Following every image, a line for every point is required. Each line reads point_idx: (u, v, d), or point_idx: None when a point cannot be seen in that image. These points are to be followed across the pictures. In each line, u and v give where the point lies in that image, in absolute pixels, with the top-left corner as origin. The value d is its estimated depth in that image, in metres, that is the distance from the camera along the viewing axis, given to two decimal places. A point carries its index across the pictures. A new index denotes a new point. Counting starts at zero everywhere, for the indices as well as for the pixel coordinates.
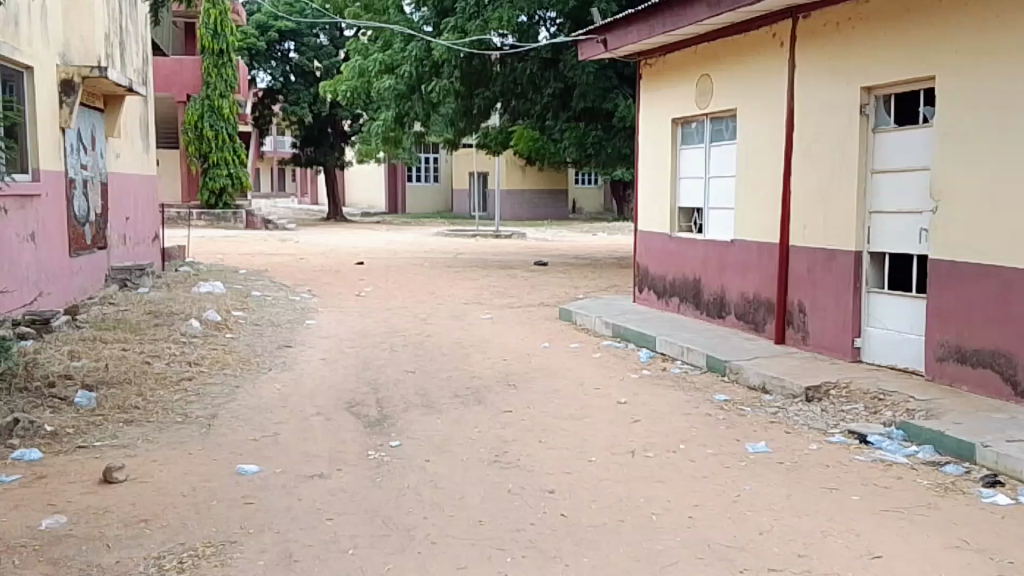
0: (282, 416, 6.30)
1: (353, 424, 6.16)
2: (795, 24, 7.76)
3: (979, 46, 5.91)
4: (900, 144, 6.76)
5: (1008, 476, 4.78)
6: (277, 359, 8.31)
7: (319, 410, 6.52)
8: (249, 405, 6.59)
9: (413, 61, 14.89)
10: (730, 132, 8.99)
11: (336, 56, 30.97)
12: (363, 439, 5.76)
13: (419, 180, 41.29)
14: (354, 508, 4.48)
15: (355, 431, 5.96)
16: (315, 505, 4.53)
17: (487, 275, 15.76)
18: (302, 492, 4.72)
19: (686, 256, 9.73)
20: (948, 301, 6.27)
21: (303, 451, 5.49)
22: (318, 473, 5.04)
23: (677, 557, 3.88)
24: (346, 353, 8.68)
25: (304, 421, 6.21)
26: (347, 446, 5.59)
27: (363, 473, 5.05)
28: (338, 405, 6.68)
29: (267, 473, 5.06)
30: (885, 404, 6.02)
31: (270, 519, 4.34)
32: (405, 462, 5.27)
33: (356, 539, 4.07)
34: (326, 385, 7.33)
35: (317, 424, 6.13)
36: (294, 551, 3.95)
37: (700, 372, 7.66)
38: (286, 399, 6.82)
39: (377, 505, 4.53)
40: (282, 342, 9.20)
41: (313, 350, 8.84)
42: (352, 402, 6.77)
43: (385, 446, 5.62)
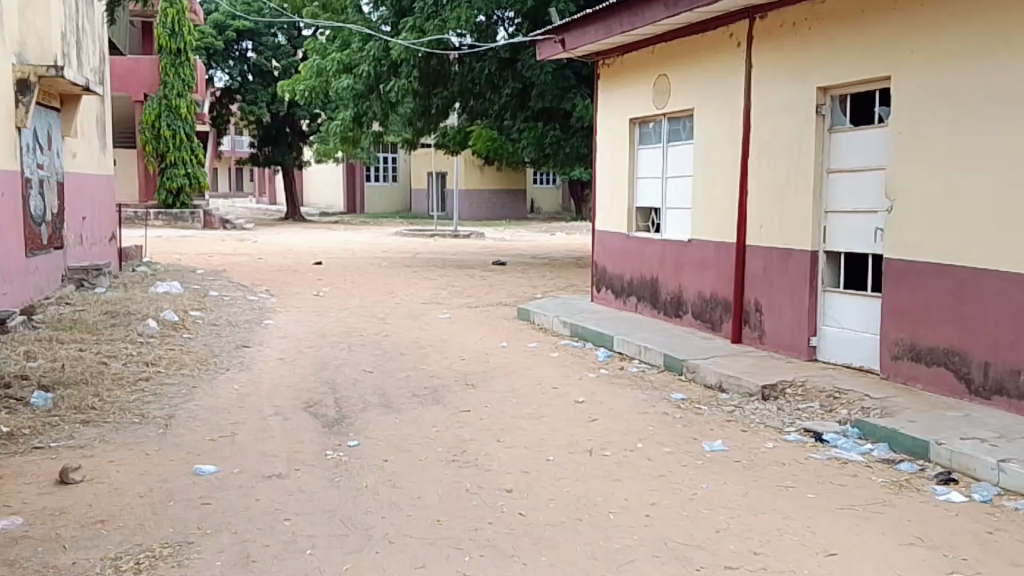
0: (239, 416, 6.17)
1: (311, 424, 6.04)
2: (751, 25, 7.79)
3: (936, 47, 5.95)
4: (855, 144, 6.81)
5: (962, 474, 4.82)
6: (235, 359, 8.16)
7: (277, 410, 6.40)
8: (207, 405, 6.45)
9: (371, 60, 14.74)
10: (687, 131, 9.00)
11: (294, 56, 30.60)
12: (321, 439, 5.65)
13: (378, 180, 40.99)
14: (312, 508, 4.38)
15: (312, 431, 5.85)
16: (272, 506, 4.42)
17: (446, 275, 15.64)
18: (259, 493, 4.61)
19: (644, 255, 9.73)
20: (903, 300, 6.33)
21: (259, 451, 5.37)
22: (275, 474, 4.93)
23: (634, 556, 3.84)
24: (304, 353, 8.54)
25: (260, 421, 6.08)
26: (303, 446, 5.48)
27: (321, 474, 4.95)
28: (295, 405, 6.55)
29: (224, 473, 4.94)
30: (840, 402, 6.05)
31: (228, 518, 4.22)
32: (362, 462, 5.17)
33: (314, 539, 3.98)
34: (282, 385, 7.19)
35: (274, 424, 6.00)
36: (252, 551, 3.84)
37: (658, 371, 7.65)
38: (243, 399, 6.68)
39: (335, 505, 4.43)
40: (241, 342, 9.04)
41: (271, 350, 8.69)
42: (309, 402, 6.65)
43: (341, 446, 5.52)
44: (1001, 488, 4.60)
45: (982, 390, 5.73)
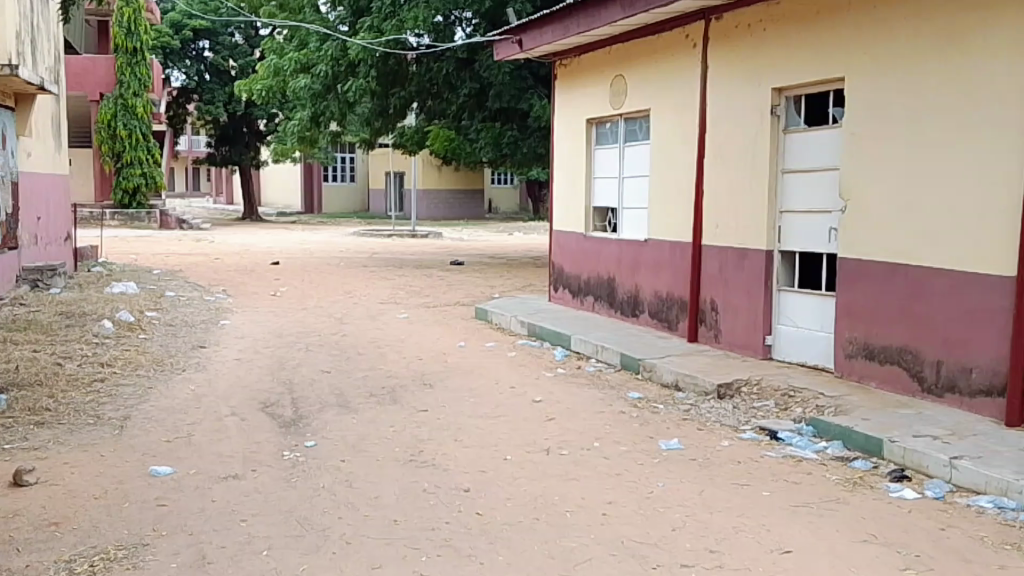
0: (194, 416, 6.05)
1: (267, 424, 5.95)
2: (707, 26, 7.84)
3: (889, 49, 6.03)
4: (809, 145, 6.88)
5: (914, 471, 4.88)
6: (192, 360, 8.01)
7: (233, 410, 6.28)
8: (162, 406, 6.31)
9: (329, 60, 14.58)
10: (644, 132, 9.03)
11: (251, 56, 30.24)
12: (278, 439, 5.55)
13: (335, 180, 40.66)
14: (269, 509, 4.30)
15: (269, 432, 5.75)
16: (229, 507, 4.33)
17: (404, 275, 15.54)
18: (215, 493, 4.51)
19: (601, 255, 9.75)
20: (857, 299, 6.40)
21: (215, 451, 5.27)
22: (231, 474, 4.83)
23: (593, 554, 3.82)
24: (261, 353, 8.42)
25: (216, 421, 5.97)
26: (259, 447, 5.38)
27: (278, 474, 4.87)
28: (252, 405, 6.45)
29: (180, 474, 4.83)
30: (794, 400, 6.10)
31: (184, 520, 4.13)
32: (319, 463, 5.09)
33: (270, 540, 3.90)
34: (238, 385, 7.07)
35: (230, 424, 5.89)
36: (208, 552, 3.76)
37: (615, 370, 7.65)
38: (199, 399, 6.56)
39: (291, 505, 4.36)
40: (197, 342, 8.88)
41: (228, 350, 8.55)
42: (266, 402, 6.55)
43: (299, 446, 5.43)
44: (953, 485, 4.66)
45: (935, 388, 5.81)
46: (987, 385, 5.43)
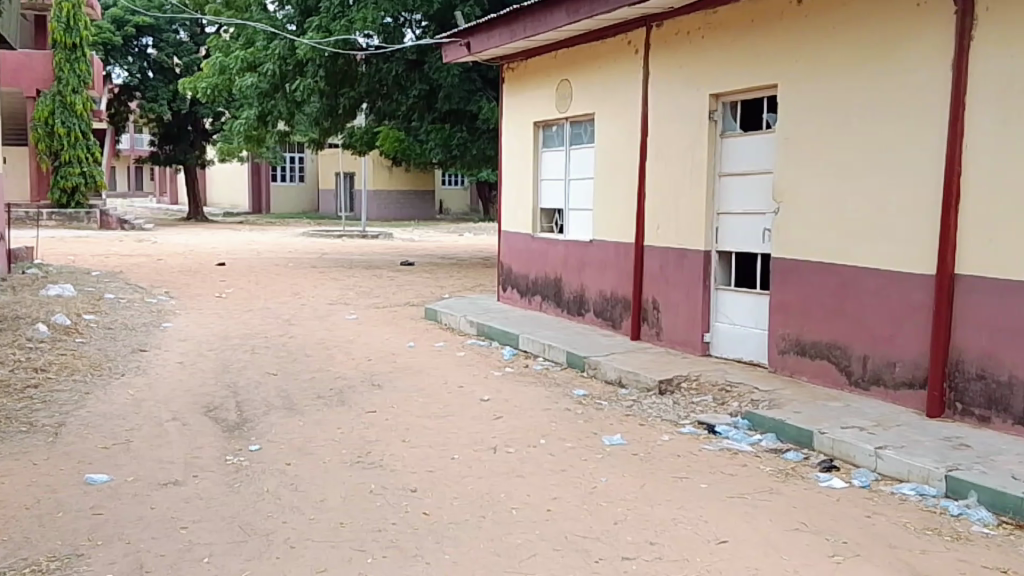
0: (133, 422, 6.08)
1: (211, 428, 6.00)
2: (649, 33, 8.05)
3: (819, 56, 6.29)
4: (745, 149, 7.12)
5: (843, 461, 5.12)
6: (130, 364, 7.99)
7: (174, 415, 6.32)
8: (99, 412, 6.32)
9: (276, 59, 14.57)
10: (589, 135, 9.23)
11: (196, 53, 29.89)
12: (221, 444, 5.61)
13: (284, 179, 40.39)
14: (210, 516, 4.36)
15: (212, 436, 5.81)
16: (168, 514, 4.39)
17: (353, 276, 15.59)
18: (154, 500, 4.57)
19: (548, 255, 9.92)
20: (789, 296, 6.66)
21: (155, 457, 5.32)
22: (172, 480, 4.89)
23: (536, 550, 3.97)
24: (204, 356, 8.42)
25: (156, 427, 6.00)
26: (202, 452, 5.44)
27: (220, 479, 4.94)
28: (194, 409, 6.49)
29: (117, 481, 4.88)
30: (731, 395, 6.33)
31: (120, 529, 4.18)
32: (263, 466, 5.17)
33: (212, 547, 3.97)
34: (180, 389, 7.09)
35: (171, 429, 5.94)
36: (145, 561, 3.82)
37: (561, 368, 7.83)
38: (139, 404, 6.58)
39: (234, 511, 4.44)
40: (136, 346, 8.85)
41: (169, 354, 8.54)
42: (209, 406, 6.59)
43: (243, 450, 5.50)
44: (878, 474, 4.90)
45: (862, 381, 6.08)
46: (910, 377, 5.71)
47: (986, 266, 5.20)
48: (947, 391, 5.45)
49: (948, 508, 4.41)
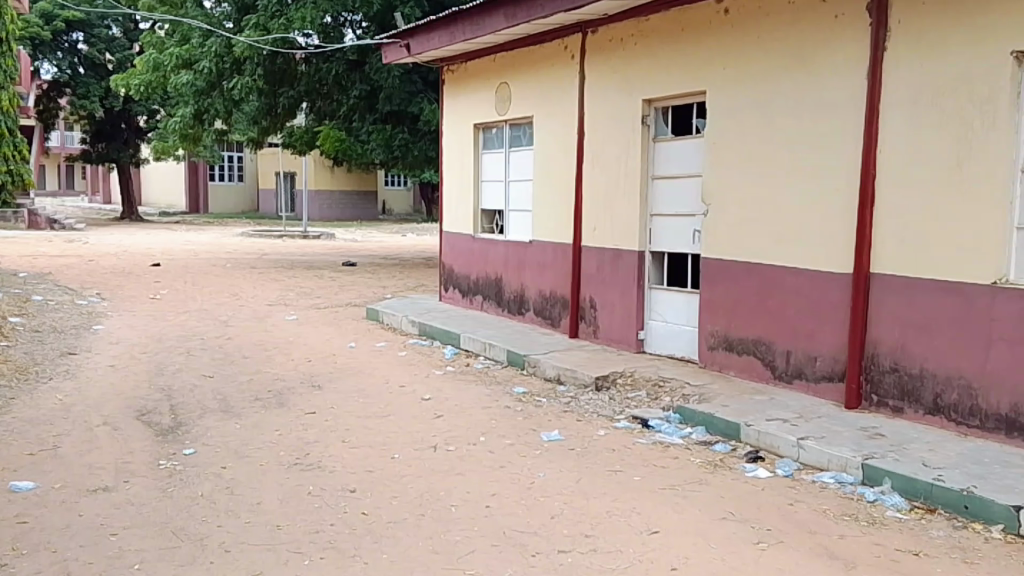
0: (62, 428, 6.07)
1: (143, 432, 6.03)
2: (584, 38, 8.26)
3: (743, 62, 6.56)
4: (676, 153, 7.38)
5: (767, 452, 5.37)
6: (58, 368, 7.94)
7: (105, 420, 6.32)
8: (25, 418, 6.29)
9: (212, 57, 14.45)
10: (527, 138, 9.42)
11: (129, 50, 29.44)
12: (153, 448, 5.65)
13: (222, 179, 39.94)
14: (141, 521, 4.39)
15: (144, 440, 5.84)
16: (98, 520, 4.41)
17: (293, 276, 15.61)
18: (83, 507, 4.59)
19: (488, 256, 10.08)
20: (717, 295, 6.92)
21: (84, 463, 5.33)
22: (101, 486, 4.91)
23: (474, 546, 4.10)
24: (136, 359, 8.40)
25: (87, 432, 6.01)
26: (134, 457, 5.46)
27: (152, 484, 4.98)
28: (126, 413, 6.49)
29: (43, 488, 4.88)
30: (664, 390, 6.56)
31: (47, 536, 4.19)
32: (197, 471, 5.22)
33: (142, 553, 3.99)
34: (112, 393, 7.08)
35: (102, 434, 5.95)
36: (72, 568, 3.83)
37: (501, 367, 7.99)
38: (68, 409, 6.56)
39: (167, 516, 4.47)
40: (64, 349, 8.77)
41: (99, 357, 8.50)
42: (141, 410, 6.60)
43: (176, 454, 5.55)
44: (800, 463, 5.16)
45: (785, 374, 6.35)
46: (830, 371, 6.00)
47: (900, 265, 5.50)
48: (864, 383, 5.76)
49: (865, 494, 4.67)
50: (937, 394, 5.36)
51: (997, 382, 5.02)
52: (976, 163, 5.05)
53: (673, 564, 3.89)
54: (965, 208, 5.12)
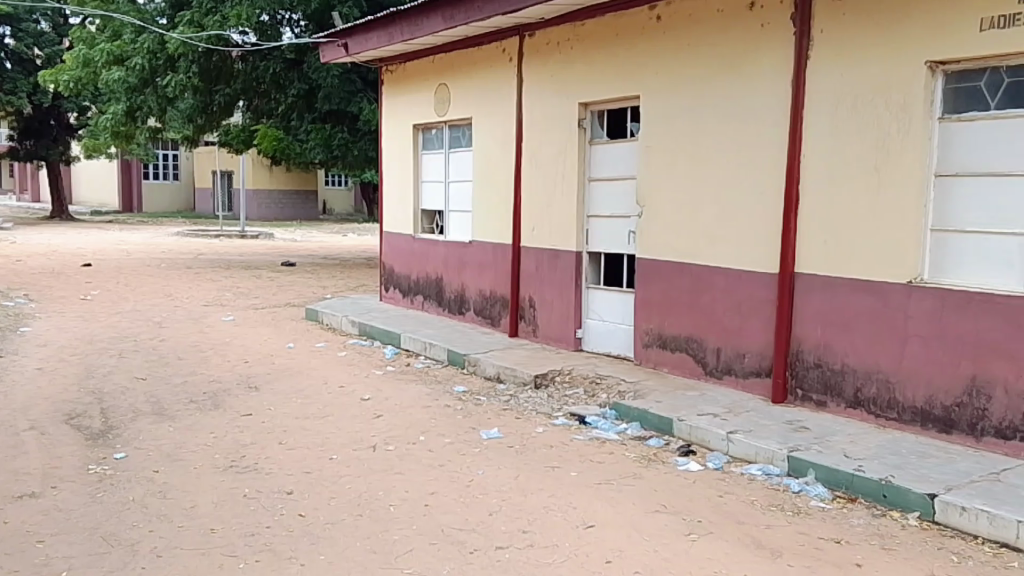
0: None
1: (73, 436, 5.97)
2: (522, 42, 8.38)
3: (674, 67, 6.74)
4: (612, 155, 7.56)
5: (699, 446, 5.56)
6: None
7: (32, 424, 6.24)
8: None
9: (145, 53, 14.27)
10: (467, 139, 9.51)
11: (58, 44, 28.75)
12: (83, 453, 5.61)
13: (156, 177, 39.20)
14: (70, 527, 4.38)
15: (73, 444, 5.79)
16: (25, 527, 4.38)
17: (230, 276, 15.47)
18: (9, 514, 4.55)
19: (428, 256, 10.14)
20: (650, 294, 7.11)
21: (11, 469, 5.27)
22: (28, 492, 4.87)
23: (412, 545, 4.17)
24: (65, 362, 8.29)
25: (14, 436, 5.94)
26: (63, 462, 5.42)
27: (81, 489, 4.95)
28: (54, 418, 6.42)
29: None
30: (601, 387, 6.71)
31: None
32: (129, 475, 5.21)
33: (71, 560, 3.98)
34: (40, 397, 6.98)
35: (30, 439, 5.88)
36: None
37: (441, 366, 8.08)
38: None
39: (97, 521, 4.47)
40: None
41: (26, 359, 8.37)
42: (71, 414, 6.52)
43: (107, 459, 5.52)
44: (730, 456, 5.36)
45: (716, 371, 6.55)
46: (758, 367, 6.21)
47: (823, 265, 5.73)
48: (790, 378, 5.99)
49: (790, 485, 4.87)
50: (858, 388, 5.60)
51: (913, 377, 5.27)
52: (893, 168, 5.28)
53: (607, 557, 4.02)
54: (882, 210, 5.36)
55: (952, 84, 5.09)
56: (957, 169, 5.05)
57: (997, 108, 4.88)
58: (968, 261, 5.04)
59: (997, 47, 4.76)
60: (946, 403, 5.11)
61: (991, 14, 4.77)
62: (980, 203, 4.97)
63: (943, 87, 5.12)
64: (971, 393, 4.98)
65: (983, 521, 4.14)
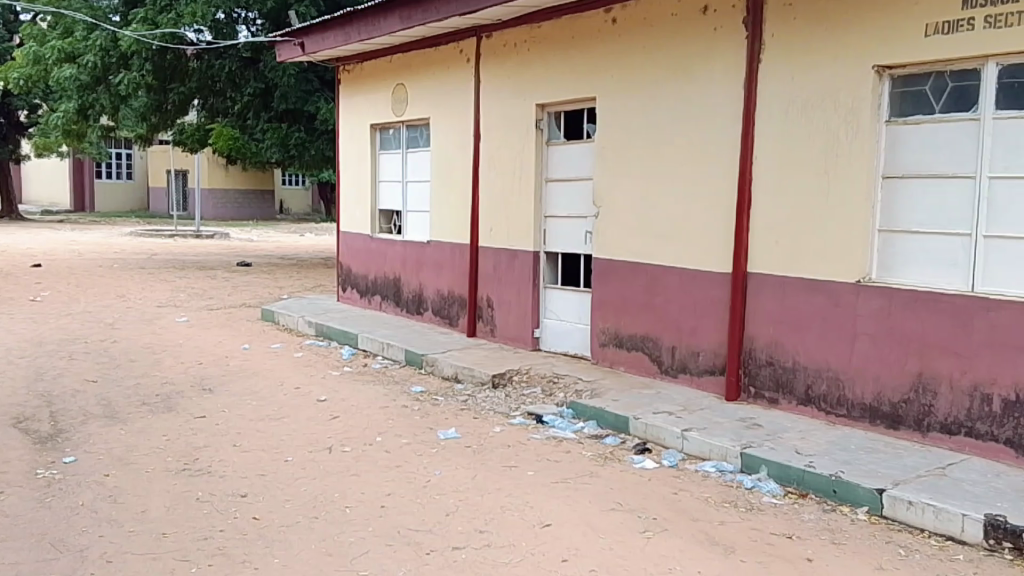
0: None
1: (21, 441, 5.87)
2: (479, 42, 8.40)
3: (630, 68, 6.80)
4: (568, 157, 7.61)
5: (654, 444, 5.62)
6: None
7: None
8: None
9: (97, 50, 14.05)
10: (424, 139, 9.50)
11: (8, 41, 28.17)
12: (31, 457, 5.52)
13: (109, 176, 38.57)
14: (18, 533, 4.31)
15: (21, 449, 5.69)
16: None
17: (185, 276, 15.29)
18: None
19: (385, 256, 10.11)
20: (606, 294, 7.17)
21: None
22: None
23: (368, 546, 4.17)
24: (13, 364, 8.13)
25: None
26: (11, 467, 5.33)
27: (29, 494, 4.87)
28: (2, 422, 6.30)
29: None
30: (558, 386, 6.75)
31: None
32: (79, 479, 5.14)
33: (18, 566, 3.93)
34: None
35: None
36: None
37: (399, 366, 8.06)
38: None
39: (45, 527, 4.40)
40: None
41: None
42: (19, 418, 6.41)
43: (56, 463, 5.43)
44: (684, 453, 5.42)
45: (671, 369, 6.63)
46: (711, 365, 6.30)
47: (774, 265, 5.83)
48: (743, 376, 6.08)
49: (743, 482, 4.95)
50: (809, 385, 5.70)
51: (862, 374, 5.38)
52: (842, 169, 5.39)
53: (563, 556, 4.05)
54: (831, 211, 5.47)
55: (898, 88, 5.21)
56: (903, 171, 5.17)
57: (941, 112, 5.00)
58: (914, 261, 5.16)
59: (941, 52, 4.88)
60: (894, 400, 5.23)
61: (936, 21, 4.89)
62: (924, 205, 5.09)
63: (889, 92, 5.24)
64: (917, 389, 5.10)
65: (929, 515, 4.24)
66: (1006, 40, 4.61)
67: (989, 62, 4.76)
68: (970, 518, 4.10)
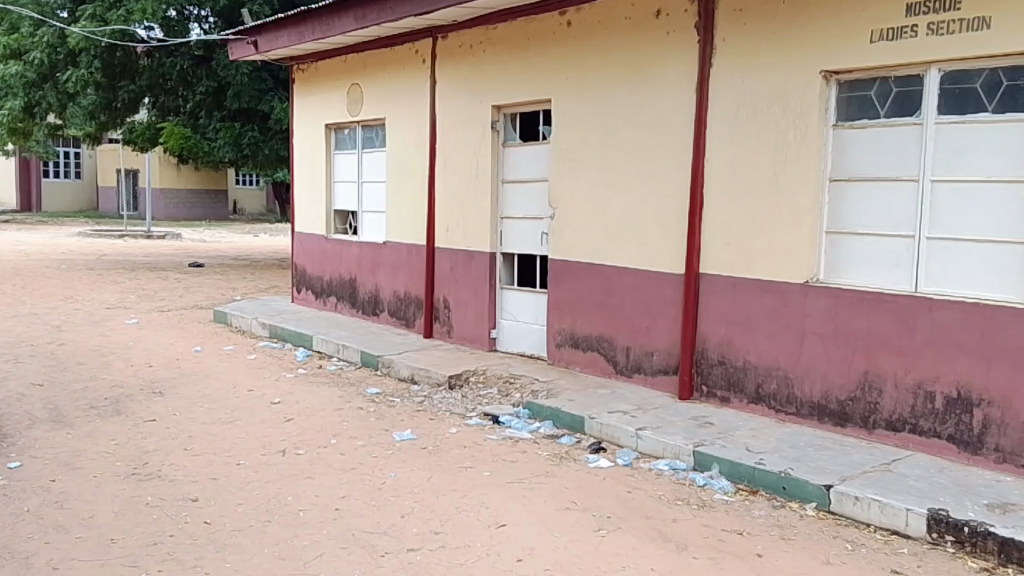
0: None
1: None
2: (434, 43, 8.41)
3: (584, 71, 6.86)
4: (524, 158, 7.66)
5: (609, 443, 5.68)
6: None
7: None
8: None
9: (44, 48, 13.83)
10: (380, 139, 9.48)
11: None
12: None
13: (57, 176, 37.85)
14: None
15: None
16: None
17: (135, 277, 15.08)
18: None
19: (341, 256, 10.07)
20: (562, 294, 7.23)
21: None
22: None
23: (322, 549, 4.17)
24: None
25: None
26: None
27: None
28: None
29: None
30: (514, 387, 6.79)
31: None
32: (24, 485, 5.05)
33: None
34: None
35: None
36: None
37: (355, 368, 8.04)
38: None
39: None
40: None
41: None
42: None
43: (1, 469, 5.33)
44: (638, 452, 5.49)
45: (626, 369, 6.71)
46: (665, 364, 6.38)
47: (725, 266, 5.93)
48: (695, 375, 6.17)
49: (695, 480, 5.03)
50: (759, 384, 5.81)
51: (811, 373, 5.49)
52: (791, 171, 5.50)
53: (517, 555, 4.09)
54: (779, 212, 5.58)
55: (845, 93, 5.33)
56: (849, 174, 5.30)
57: (885, 116, 5.13)
58: (860, 262, 5.29)
59: (886, 57, 5.00)
60: (841, 398, 5.35)
61: (882, 27, 5.02)
62: (870, 206, 5.22)
63: (836, 96, 5.36)
64: (863, 387, 5.23)
65: (874, 510, 4.35)
66: (947, 47, 4.74)
67: (931, 68, 4.89)
68: (914, 512, 4.21)
